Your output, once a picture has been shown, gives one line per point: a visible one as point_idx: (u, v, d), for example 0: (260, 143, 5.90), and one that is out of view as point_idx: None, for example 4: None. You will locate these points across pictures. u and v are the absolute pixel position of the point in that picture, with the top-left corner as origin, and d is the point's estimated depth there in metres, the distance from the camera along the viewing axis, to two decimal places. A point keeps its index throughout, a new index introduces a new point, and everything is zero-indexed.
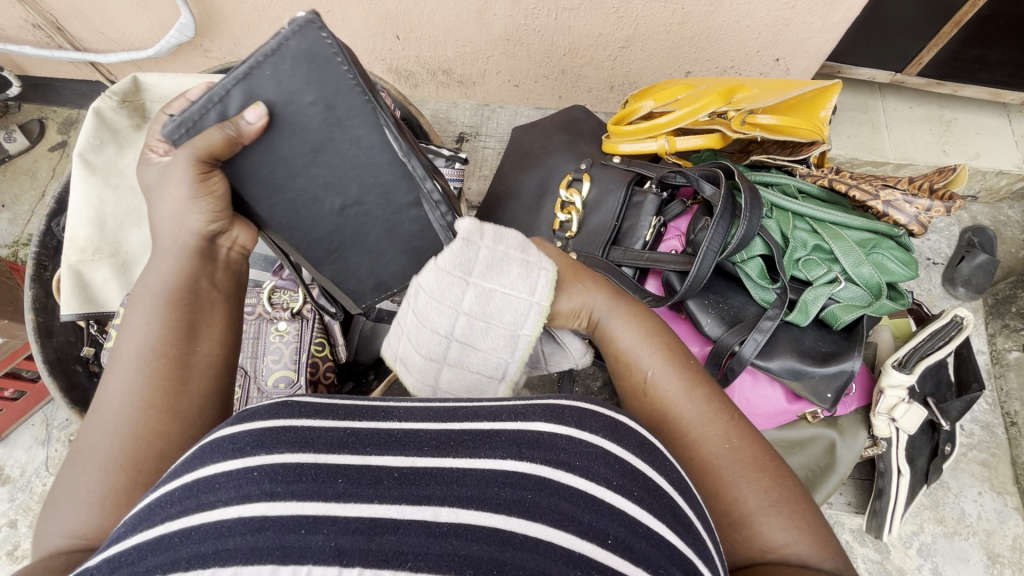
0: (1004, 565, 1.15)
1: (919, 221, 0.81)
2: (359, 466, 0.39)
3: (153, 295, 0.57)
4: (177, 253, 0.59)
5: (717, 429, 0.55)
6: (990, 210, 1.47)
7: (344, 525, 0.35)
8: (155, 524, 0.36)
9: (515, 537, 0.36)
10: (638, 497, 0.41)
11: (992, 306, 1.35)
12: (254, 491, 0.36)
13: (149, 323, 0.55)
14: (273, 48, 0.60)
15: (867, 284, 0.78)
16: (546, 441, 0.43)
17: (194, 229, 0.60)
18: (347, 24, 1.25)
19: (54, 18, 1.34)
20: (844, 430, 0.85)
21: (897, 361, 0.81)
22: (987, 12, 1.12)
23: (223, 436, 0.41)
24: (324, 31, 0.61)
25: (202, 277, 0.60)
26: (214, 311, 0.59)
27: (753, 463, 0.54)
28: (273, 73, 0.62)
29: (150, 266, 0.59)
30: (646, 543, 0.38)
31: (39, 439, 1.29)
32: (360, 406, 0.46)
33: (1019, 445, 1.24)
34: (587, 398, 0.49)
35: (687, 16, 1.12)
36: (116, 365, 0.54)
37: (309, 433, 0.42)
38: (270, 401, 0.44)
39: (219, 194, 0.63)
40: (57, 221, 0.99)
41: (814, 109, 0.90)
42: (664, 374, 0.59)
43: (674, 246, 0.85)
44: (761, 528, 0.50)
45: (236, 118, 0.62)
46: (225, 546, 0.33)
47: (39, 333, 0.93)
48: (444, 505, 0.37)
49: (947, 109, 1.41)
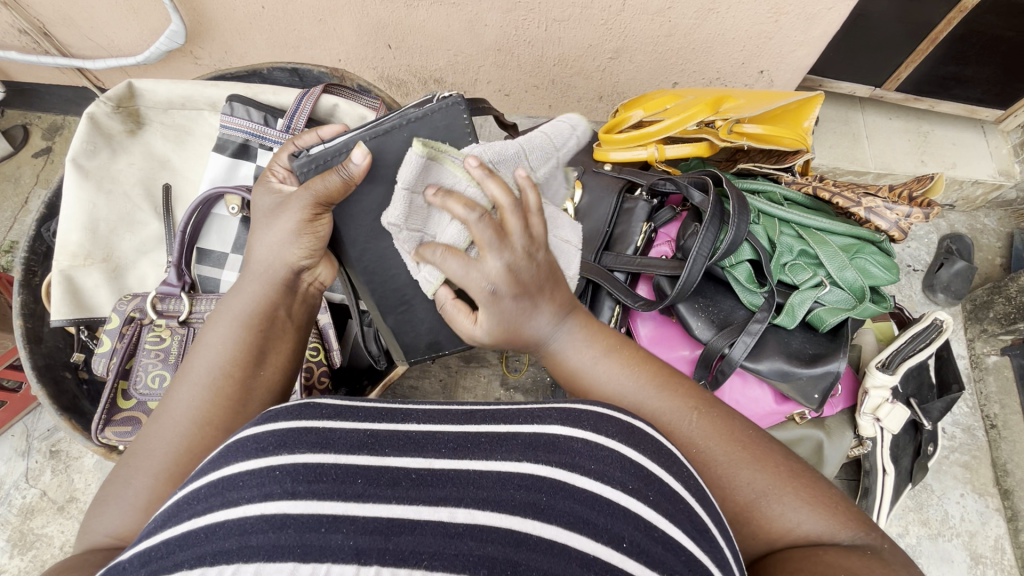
0: (986, 565, 1.18)
1: (900, 228, 0.84)
2: (377, 468, 0.42)
3: (233, 317, 0.62)
4: (262, 280, 0.64)
5: (691, 422, 0.54)
6: (967, 218, 1.52)
7: (362, 525, 0.37)
8: (183, 520, 0.38)
9: (529, 538, 0.38)
10: (654, 502, 0.42)
11: (971, 311, 1.37)
12: (276, 490, 0.39)
13: (225, 344, 0.60)
14: (419, 115, 0.66)
15: (851, 288, 0.81)
16: (562, 444, 0.44)
17: (285, 262, 0.64)
18: (340, 32, 1.26)
19: (41, 24, 1.33)
20: (832, 431, 0.86)
21: (881, 361, 0.83)
22: (962, 32, 1.16)
23: (248, 436, 0.44)
24: (464, 111, 0.67)
25: (278, 306, 0.64)
26: (283, 337, 0.64)
27: (730, 441, 0.53)
28: (410, 136, 0.66)
29: (235, 288, 0.65)
30: (661, 547, 0.39)
31: (19, 451, 1.27)
32: (379, 409, 0.48)
33: (998, 447, 1.27)
34: (605, 402, 0.49)
35: (674, 28, 1.15)
36: (186, 380, 0.58)
37: (329, 434, 0.44)
38: (293, 402, 0.46)
39: (321, 235, 0.66)
40: (47, 226, 0.98)
41: (798, 120, 0.93)
42: (629, 387, 0.58)
43: (664, 252, 0.86)
44: (763, 514, 0.51)
45: (346, 162, 0.63)
46: (249, 542, 0.35)
47: (27, 339, 0.91)
48: (461, 507, 0.39)
49: (925, 121, 1.45)
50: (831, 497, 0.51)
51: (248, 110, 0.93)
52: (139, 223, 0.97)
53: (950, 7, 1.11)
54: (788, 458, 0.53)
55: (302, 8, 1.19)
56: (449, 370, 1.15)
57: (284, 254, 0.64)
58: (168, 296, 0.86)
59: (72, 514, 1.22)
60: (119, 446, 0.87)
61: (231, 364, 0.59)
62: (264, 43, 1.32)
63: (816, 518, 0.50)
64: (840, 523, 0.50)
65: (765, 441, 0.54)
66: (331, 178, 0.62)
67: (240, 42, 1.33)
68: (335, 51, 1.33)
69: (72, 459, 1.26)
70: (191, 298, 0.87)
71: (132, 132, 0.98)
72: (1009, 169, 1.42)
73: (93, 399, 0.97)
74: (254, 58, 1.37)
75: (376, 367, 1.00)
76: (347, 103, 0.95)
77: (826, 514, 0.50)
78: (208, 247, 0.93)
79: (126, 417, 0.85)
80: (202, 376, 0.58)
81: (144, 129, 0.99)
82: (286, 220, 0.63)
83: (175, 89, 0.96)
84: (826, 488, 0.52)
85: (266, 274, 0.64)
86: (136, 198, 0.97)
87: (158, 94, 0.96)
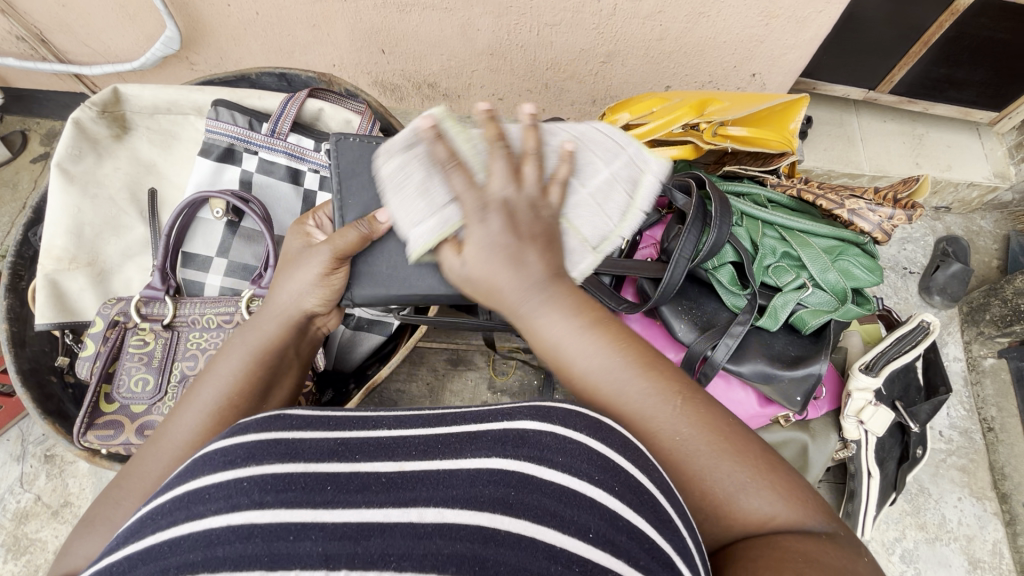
0: (984, 570, 1.17)
1: (883, 229, 0.83)
2: (347, 473, 0.42)
3: (246, 350, 0.63)
4: (280, 321, 0.66)
5: (673, 411, 0.49)
6: (964, 221, 1.51)
7: (332, 530, 0.37)
8: (149, 535, 0.38)
9: (498, 534, 0.38)
10: (619, 493, 0.42)
11: (968, 314, 1.37)
12: (243, 501, 0.39)
13: (234, 376, 0.61)
14: (335, 174, 0.78)
15: (834, 290, 0.80)
16: (531, 438, 0.44)
17: (304, 307, 0.68)
18: (334, 38, 1.27)
19: (38, 31, 1.35)
20: (816, 433, 0.86)
21: (863, 364, 0.83)
22: (953, 34, 1.16)
23: (216, 449, 0.44)
24: (348, 137, 0.79)
25: (288, 346, 0.67)
26: (285, 375, 0.67)
27: (712, 428, 0.49)
28: (352, 189, 0.77)
29: (248, 323, 0.67)
30: (626, 537, 0.40)
31: (14, 455, 1.27)
32: (348, 416, 0.48)
33: (996, 450, 1.26)
34: (574, 399, 0.49)
35: (666, 32, 1.16)
36: (190, 406, 0.59)
37: (298, 444, 0.44)
38: (262, 415, 0.47)
39: (336, 287, 0.71)
40: (34, 231, 0.98)
41: (784, 122, 0.93)
42: (603, 365, 0.51)
43: (649, 254, 0.87)
44: (740, 506, 0.48)
45: (371, 221, 0.71)
46: (216, 553, 0.36)
47: (11, 343, 0.91)
48: (430, 507, 0.39)
49: (919, 123, 1.45)
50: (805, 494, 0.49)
51: (233, 115, 0.93)
52: (125, 227, 0.98)
53: (941, 10, 1.11)
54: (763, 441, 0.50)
55: (296, 14, 1.20)
56: (436, 373, 1.15)
57: (310, 302, 0.68)
58: (153, 300, 0.86)
59: (66, 519, 1.22)
60: (102, 449, 0.86)
61: (237, 392, 0.60)
62: (259, 49, 1.33)
63: (790, 509, 0.47)
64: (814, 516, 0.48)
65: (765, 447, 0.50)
66: (499, 161, 0.53)
67: (235, 48, 1.33)
68: (329, 57, 1.33)
69: (66, 464, 1.26)
70: (175, 301, 0.87)
71: (118, 137, 0.99)
72: (1004, 171, 1.41)
73: (78, 402, 0.97)
74: (249, 63, 1.38)
75: (363, 371, 0.99)
76: (332, 107, 0.96)
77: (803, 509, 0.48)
78: (194, 250, 0.93)
79: (108, 420, 0.85)
80: (208, 404, 0.59)
81: (130, 134, 1.00)
82: (313, 267, 0.68)
83: (162, 94, 0.97)
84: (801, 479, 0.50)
85: (286, 315, 0.67)
86: (122, 203, 0.98)
87: (144, 100, 0.97)
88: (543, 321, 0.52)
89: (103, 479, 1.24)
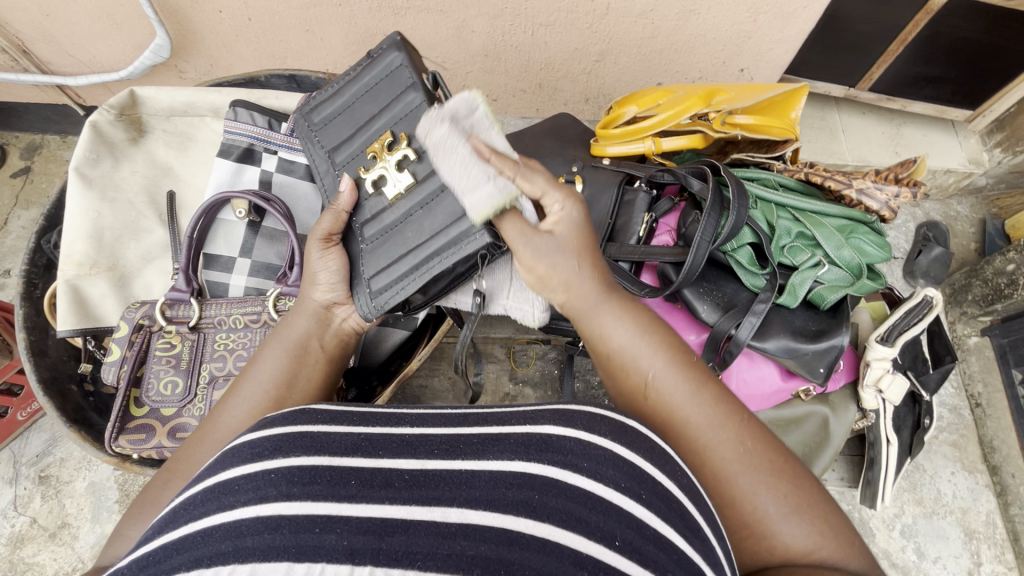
0: (980, 540, 1.22)
1: (890, 207, 0.88)
2: (370, 469, 0.43)
3: (282, 342, 0.71)
4: (305, 316, 0.75)
5: (728, 431, 0.55)
6: (941, 206, 1.57)
7: (356, 525, 0.38)
8: (182, 525, 0.39)
9: (522, 537, 0.38)
10: (646, 500, 0.43)
11: (951, 294, 1.42)
12: (272, 493, 0.40)
13: (270, 364, 0.69)
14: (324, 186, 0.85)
15: (849, 266, 0.83)
16: (554, 442, 0.45)
17: (314, 298, 0.76)
18: (327, 43, 1.27)
19: (20, 41, 1.32)
20: (836, 405, 0.89)
21: (880, 336, 0.87)
22: (928, 33, 1.21)
23: (245, 442, 0.45)
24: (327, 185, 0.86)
25: (315, 337, 0.73)
26: (315, 368, 0.71)
27: (764, 460, 0.54)
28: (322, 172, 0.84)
29: (282, 324, 0.75)
30: (654, 546, 0.41)
31: (7, 478, 1.23)
32: (369, 415, 0.50)
33: (984, 425, 1.31)
34: (595, 404, 0.51)
35: (657, 29, 1.18)
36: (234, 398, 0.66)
37: (325, 437, 0.45)
38: (288, 410, 0.48)
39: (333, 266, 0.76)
40: (47, 238, 0.96)
41: (786, 109, 0.96)
42: (667, 372, 0.59)
43: (666, 241, 0.90)
44: (777, 534, 0.52)
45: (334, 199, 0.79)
46: (245, 544, 0.36)
47: (31, 352, 0.89)
48: (453, 506, 0.40)
49: (897, 115, 1.52)
50: (843, 527, 0.53)
51: (252, 115, 0.93)
52: (144, 231, 0.97)
53: (916, 10, 1.16)
54: (814, 482, 0.55)
55: (290, 19, 1.20)
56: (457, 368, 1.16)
57: (321, 292, 0.75)
58: (178, 302, 0.86)
59: (65, 542, 1.18)
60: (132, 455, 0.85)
61: (276, 383, 0.67)
62: (251, 55, 1.32)
63: (833, 543, 0.51)
64: (851, 552, 0.52)
65: (799, 471, 0.55)
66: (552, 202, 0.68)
67: (227, 55, 1.33)
68: (322, 62, 1.34)
69: (63, 484, 1.23)
70: (200, 303, 0.86)
71: (134, 140, 0.98)
72: (978, 158, 1.49)
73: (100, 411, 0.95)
74: (241, 69, 1.37)
75: (386, 368, 0.98)
76: None
77: (838, 541, 0.52)
78: (215, 252, 0.92)
79: (140, 424, 0.84)
80: (252, 399, 0.65)
81: (146, 137, 0.99)
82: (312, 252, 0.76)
83: (179, 95, 0.97)
84: (839, 523, 0.53)
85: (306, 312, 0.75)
86: (140, 206, 0.97)
87: (160, 102, 0.97)
88: (607, 325, 0.63)
89: (103, 498, 1.21)
